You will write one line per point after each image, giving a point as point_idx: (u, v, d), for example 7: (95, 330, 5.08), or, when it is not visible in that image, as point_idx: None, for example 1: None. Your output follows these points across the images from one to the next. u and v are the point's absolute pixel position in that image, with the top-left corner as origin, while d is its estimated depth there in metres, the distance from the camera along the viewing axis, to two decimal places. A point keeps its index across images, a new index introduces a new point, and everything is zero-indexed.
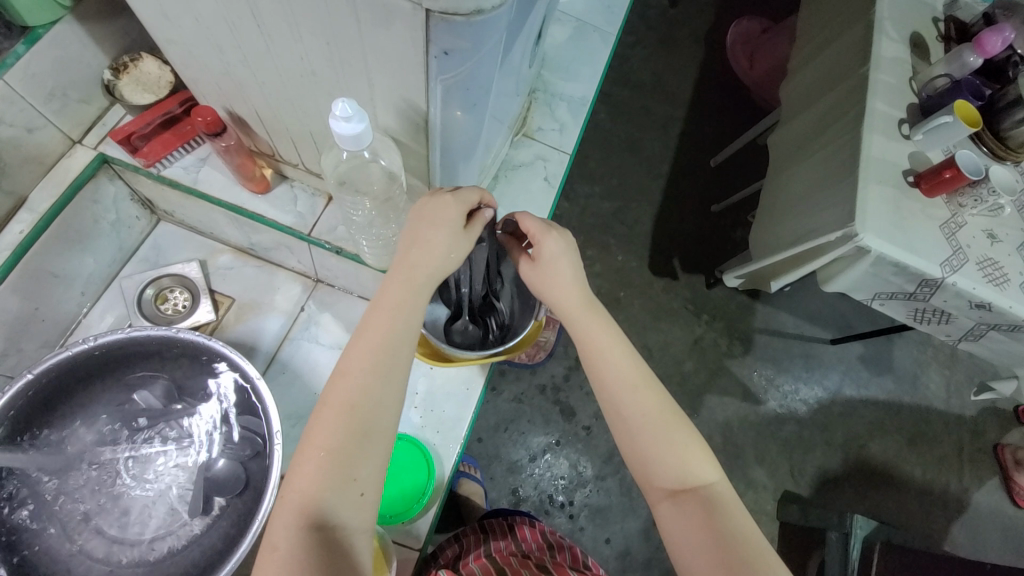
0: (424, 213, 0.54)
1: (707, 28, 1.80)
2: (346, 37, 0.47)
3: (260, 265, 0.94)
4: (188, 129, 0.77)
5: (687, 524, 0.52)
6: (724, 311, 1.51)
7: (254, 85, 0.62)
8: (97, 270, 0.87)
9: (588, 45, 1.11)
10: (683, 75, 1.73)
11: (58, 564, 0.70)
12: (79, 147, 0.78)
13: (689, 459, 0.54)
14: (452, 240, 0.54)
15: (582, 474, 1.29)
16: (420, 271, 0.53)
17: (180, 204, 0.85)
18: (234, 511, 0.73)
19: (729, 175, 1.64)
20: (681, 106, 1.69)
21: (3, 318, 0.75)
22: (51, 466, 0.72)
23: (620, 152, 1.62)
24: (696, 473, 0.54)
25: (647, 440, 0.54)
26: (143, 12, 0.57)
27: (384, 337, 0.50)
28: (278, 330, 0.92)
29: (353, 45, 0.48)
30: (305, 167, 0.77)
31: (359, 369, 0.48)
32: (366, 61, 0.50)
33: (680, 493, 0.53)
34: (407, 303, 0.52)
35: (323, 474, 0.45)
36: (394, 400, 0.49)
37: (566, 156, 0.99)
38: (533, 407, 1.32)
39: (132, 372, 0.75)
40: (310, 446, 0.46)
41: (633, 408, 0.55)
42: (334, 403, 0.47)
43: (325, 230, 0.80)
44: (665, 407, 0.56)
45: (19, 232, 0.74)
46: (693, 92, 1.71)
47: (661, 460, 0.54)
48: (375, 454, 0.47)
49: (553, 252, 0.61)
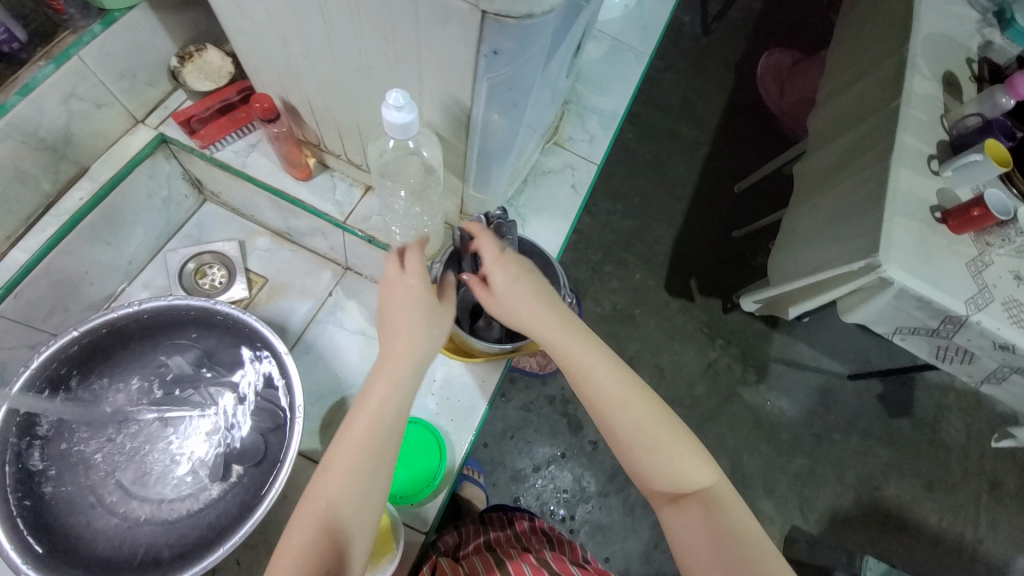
0: (400, 300, 0.56)
1: (739, 57, 1.84)
2: (404, 34, 0.51)
3: (294, 250, 0.96)
4: (242, 115, 0.82)
5: (689, 527, 0.55)
6: (739, 337, 1.51)
7: (310, 77, 0.66)
8: (144, 242, 0.92)
9: (622, 62, 1.12)
10: (711, 101, 1.76)
11: (80, 515, 0.71)
12: (141, 126, 0.84)
13: (686, 463, 0.56)
14: (430, 323, 0.56)
15: (585, 489, 1.29)
16: (403, 358, 0.54)
17: (226, 185, 0.89)
18: (249, 480, 0.74)
19: (752, 202, 1.66)
20: (708, 131, 1.72)
21: (55, 277, 0.80)
22: (82, 421, 0.75)
23: (644, 172, 1.65)
24: (693, 478, 0.56)
25: (643, 453, 0.56)
26: (218, 4, 0.62)
27: (369, 432, 0.51)
28: (305, 313, 0.93)
29: (410, 41, 0.52)
30: (347, 158, 0.81)
31: (346, 464, 0.50)
32: (420, 57, 0.54)
33: (680, 497, 0.56)
34: (392, 396, 0.53)
35: (307, 562, 0.47)
36: (377, 492, 0.51)
37: (594, 166, 1.00)
38: (541, 417, 1.34)
39: (167, 336, 0.78)
40: (290, 544, 0.48)
41: (628, 418, 0.56)
42: (316, 499, 0.49)
43: (359, 219, 0.84)
44: (658, 413, 0.57)
45: (79, 199, 0.80)
46: (721, 119, 1.74)
47: (657, 469, 0.56)
48: (355, 544, 0.50)
49: (509, 280, 0.61)
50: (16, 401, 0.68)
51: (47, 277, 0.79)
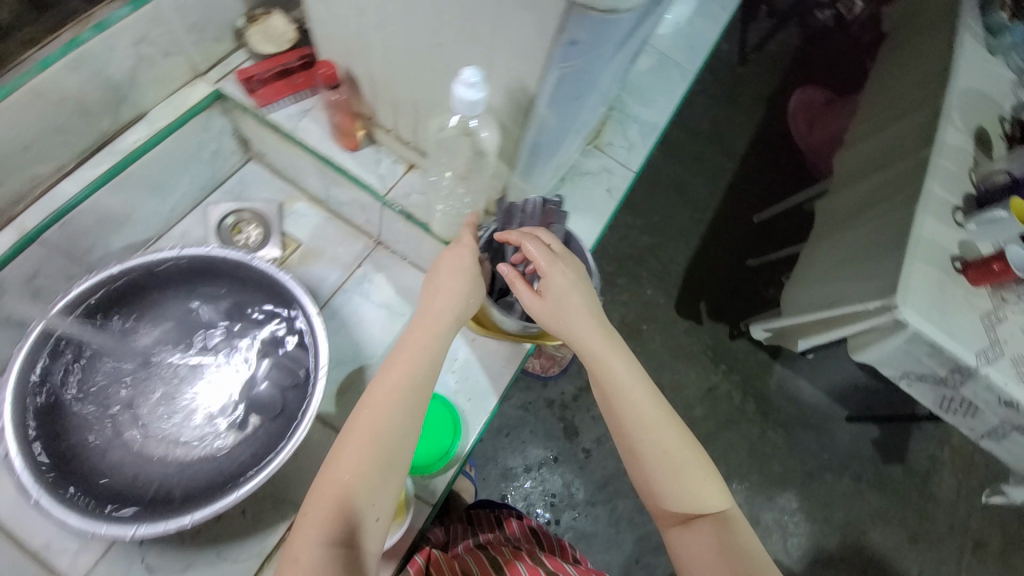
0: (449, 267, 0.65)
1: (771, 90, 1.85)
2: (483, 16, 0.53)
3: (328, 218, 0.97)
4: (299, 80, 0.85)
5: (698, 546, 0.59)
6: (742, 365, 1.52)
7: (379, 51, 0.69)
8: (188, 191, 0.93)
9: (668, 77, 1.11)
10: (741, 130, 1.79)
11: (96, 445, 0.71)
12: (201, 80, 0.87)
13: (703, 490, 0.60)
14: (470, 290, 0.65)
15: (573, 495, 1.30)
16: (440, 320, 0.63)
17: (274, 146, 0.91)
18: (265, 434, 0.75)
19: (770, 232, 1.68)
20: (734, 159, 1.74)
21: (104, 213, 0.82)
22: (110, 354, 0.76)
23: (666, 191, 1.67)
24: (709, 503, 0.60)
25: (663, 475, 0.60)
26: None
27: (401, 388, 0.59)
28: (333, 282, 0.94)
29: (487, 24, 0.54)
30: (397, 134, 0.83)
31: (381, 415, 0.58)
32: (496, 39, 0.55)
33: (692, 519, 0.60)
34: (424, 358, 0.61)
35: (342, 498, 0.54)
36: (406, 442, 0.58)
37: (631, 173, 0.98)
38: (538, 419, 1.35)
39: (201, 285, 0.80)
40: (328, 482, 0.55)
41: (653, 438, 0.61)
42: (353, 447, 0.56)
43: (399, 195, 0.85)
44: (680, 436, 0.62)
45: (134, 140, 0.83)
46: (748, 148, 1.76)
47: (675, 492, 0.60)
48: (388, 487, 0.57)
49: (563, 285, 0.64)
50: (56, 322, 0.71)
51: (96, 210, 0.81)
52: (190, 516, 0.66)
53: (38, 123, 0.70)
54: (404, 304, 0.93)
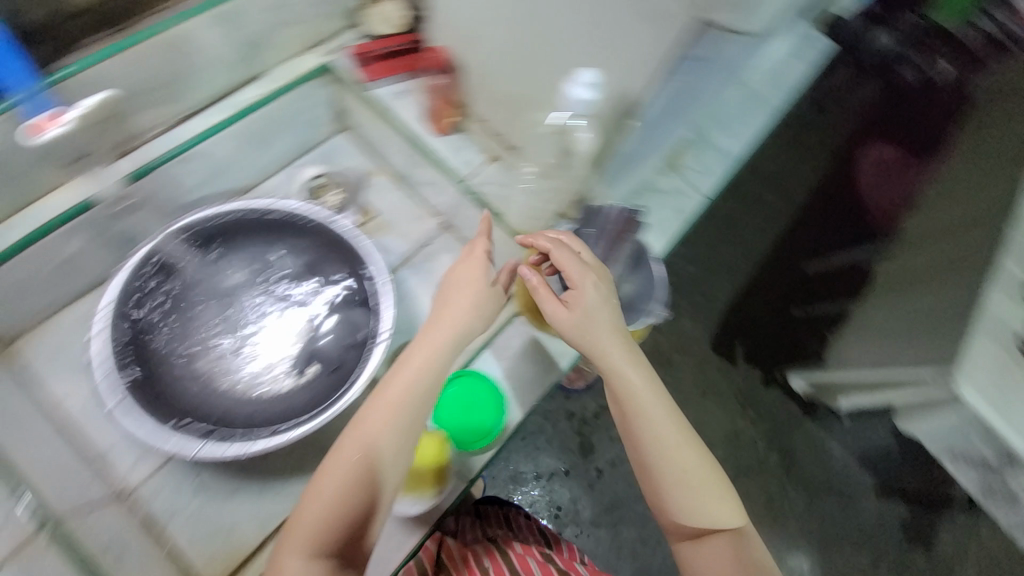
0: (457, 286, 0.73)
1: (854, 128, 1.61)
2: (615, 24, 0.57)
3: (406, 195, 1.03)
4: (406, 62, 0.90)
5: (710, 556, 0.65)
6: (771, 413, 1.49)
7: (495, 44, 0.73)
8: (285, 151, 0.97)
9: (746, 108, 1.04)
10: (811, 169, 1.62)
11: (172, 367, 0.77)
12: (309, 53, 0.91)
13: (717, 508, 0.65)
14: (476, 307, 0.72)
15: (579, 512, 1.30)
16: (441, 340, 0.70)
17: (368, 120, 0.97)
18: (321, 384, 0.78)
19: (827, 286, 1.50)
20: (799, 202, 1.59)
21: (212, 160, 0.85)
22: (196, 285, 0.82)
23: (717, 228, 1.61)
24: (723, 520, 0.65)
25: (680, 494, 0.64)
26: None
27: (396, 402, 0.66)
28: (399, 255, 0.99)
29: (616, 31, 0.57)
30: (488, 125, 0.87)
31: (377, 424, 0.65)
32: (622, 45, 0.58)
33: (704, 534, 0.65)
34: (422, 372, 0.68)
35: (338, 501, 0.62)
36: (399, 452, 0.65)
37: (703, 198, 0.98)
38: (555, 430, 1.35)
39: (285, 236, 0.86)
40: (327, 485, 0.63)
41: (673, 459, 0.64)
42: (351, 452, 0.64)
43: (477, 182, 0.87)
44: (698, 456, 0.66)
45: (250, 96, 0.86)
46: (815, 192, 1.59)
47: (693, 510, 0.64)
48: (380, 493, 0.64)
49: (594, 301, 0.66)
50: (169, 242, 0.80)
51: (209, 154, 0.84)
52: (249, 446, 0.71)
53: (191, 66, 0.78)
54: None
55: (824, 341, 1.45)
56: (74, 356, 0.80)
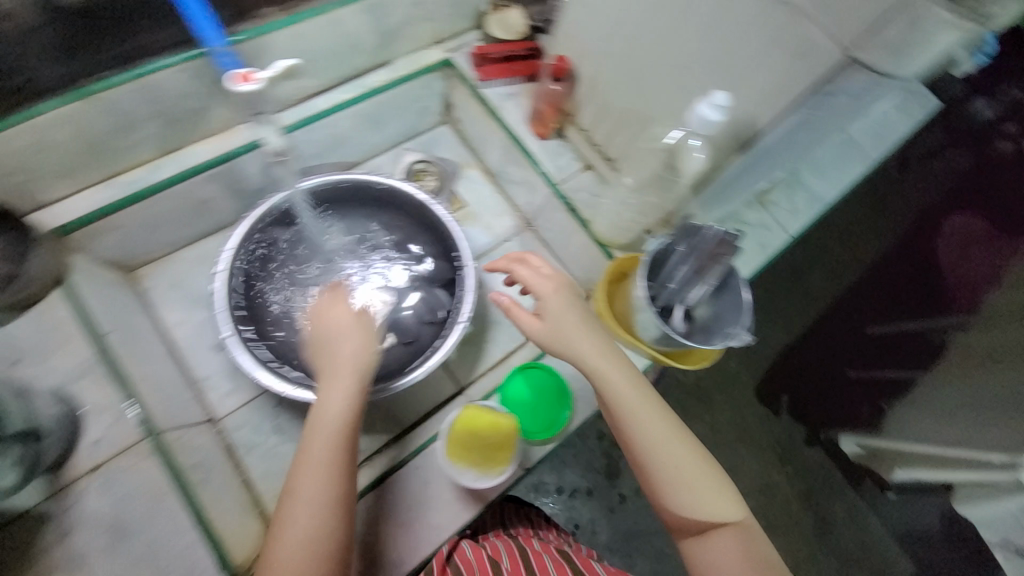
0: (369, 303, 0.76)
1: (938, 198, 1.56)
2: (761, 57, 0.58)
3: (494, 190, 1.08)
4: (518, 67, 0.96)
5: (723, 553, 0.62)
6: (809, 475, 1.44)
7: (619, 60, 0.75)
8: (393, 134, 1.04)
9: (844, 159, 1.01)
10: (881, 230, 1.56)
11: (271, 312, 0.84)
12: (436, 47, 0.97)
13: (718, 499, 0.63)
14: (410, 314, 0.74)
15: (596, 535, 1.28)
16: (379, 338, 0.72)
17: (474, 117, 1.02)
18: (397, 353, 0.84)
19: (881, 351, 1.44)
20: (865, 261, 1.54)
21: (332, 132, 0.92)
22: (301, 242, 0.88)
23: (776, 277, 1.53)
24: (725, 510, 0.63)
25: (680, 490, 0.62)
26: None
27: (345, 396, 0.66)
28: (484, 244, 1.04)
29: (758, 63, 0.58)
30: (590, 135, 0.91)
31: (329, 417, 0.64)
32: (762, 76, 0.59)
33: (709, 529, 0.63)
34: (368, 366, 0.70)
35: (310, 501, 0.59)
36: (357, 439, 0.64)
37: (787, 238, 0.98)
38: (585, 448, 1.33)
39: (385, 212, 0.92)
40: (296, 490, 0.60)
41: (667, 457, 0.62)
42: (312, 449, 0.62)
43: (571, 189, 0.91)
44: (692, 449, 0.64)
45: (377, 80, 0.93)
46: (884, 253, 1.54)
47: (695, 502, 0.62)
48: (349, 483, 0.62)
49: (563, 308, 0.68)
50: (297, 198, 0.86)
51: (334, 126, 0.91)
52: None
53: (335, 49, 0.84)
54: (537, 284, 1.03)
55: (881, 411, 1.39)
56: (189, 290, 0.89)
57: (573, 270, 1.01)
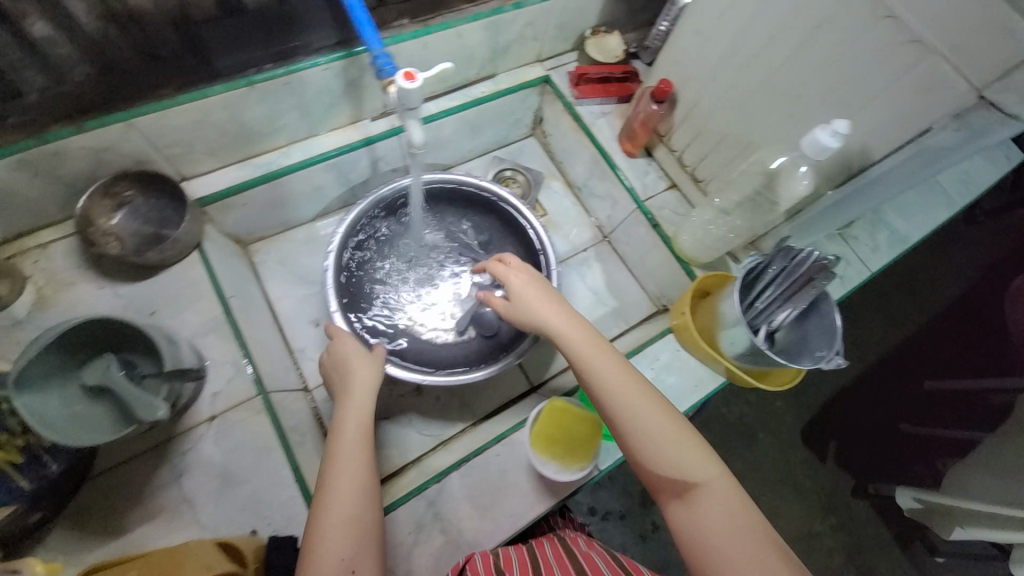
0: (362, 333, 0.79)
1: (996, 258, 1.56)
2: (882, 93, 0.60)
3: (575, 203, 1.13)
4: (612, 89, 1.01)
5: (700, 517, 0.54)
6: (856, 531, 1.35)
7: (725, 87, 0.79)
8: (485, 141, 1.10)
9: (925, 201, 1.03)
10: (938, 283, 1.55)
11: (365, 292, 0.89)
12: (537, 64, 1.04)
13: (690, 457, 0.57)
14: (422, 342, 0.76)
15: None
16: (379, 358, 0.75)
17: (564, 131, 1.07)
18: (478, 347, 0.88)
19: (937, 407, 1.40)
20: (925, 311, 1.52)
21: (436, 135, 1.00)
22: (398, 232, 0.94)
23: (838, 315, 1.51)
24: (697, 469, 0.56)
25: (646, 447, 0.57)
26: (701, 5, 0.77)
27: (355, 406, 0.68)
28: (562, 251, 1.08)
29: (878, 95, 0.61)
30: (681, 156, 0.94)
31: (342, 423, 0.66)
32: (879, 108, 0.61)
33: (687, 493, 0.55)
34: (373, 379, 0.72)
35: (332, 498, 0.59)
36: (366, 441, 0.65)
37: (867, 272, 0.96)
38: (625, 472, 1.30)
39: (475, 213, 0.97)
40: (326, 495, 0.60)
41: (630, 418, 0.59)
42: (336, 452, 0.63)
43: (655, 205, 0.95)
44: (661, 411, 0.59)
45: (481, 90, 0.99)
46: (942, 307, 1.52)
47: (663, 458, 0.57)
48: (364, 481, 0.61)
49: (522, 284, 0.71)
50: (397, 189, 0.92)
51: (439, 130, 0.99)
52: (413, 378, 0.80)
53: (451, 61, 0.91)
54: (610, 296, 1.06)
55: (937, 471, 1.32)
56: (291, 269, 0.97)
57: (646, 285, 1.04)
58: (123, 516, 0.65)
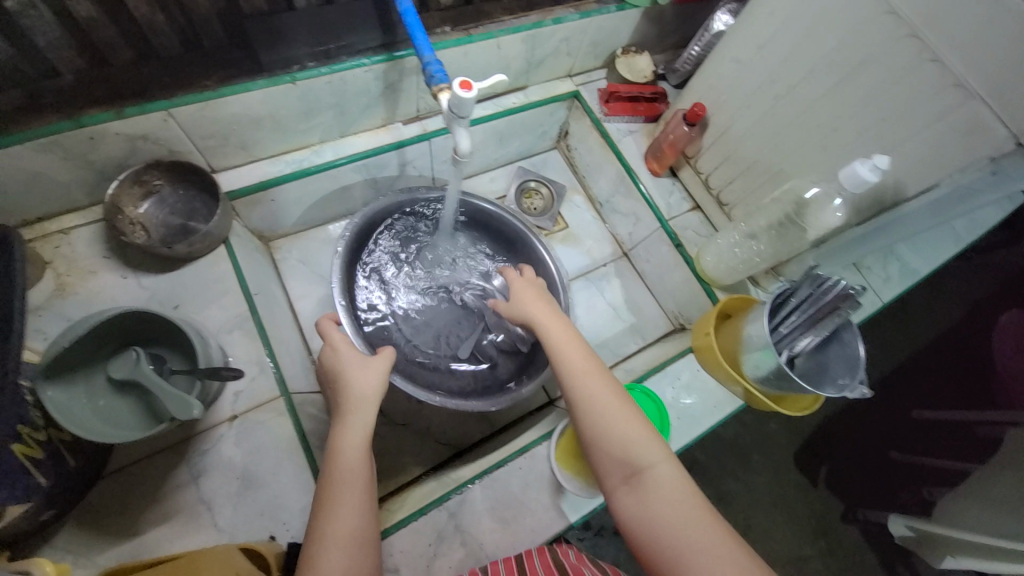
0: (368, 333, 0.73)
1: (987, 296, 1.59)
2: (921, 131, 0.62)
3: (596, 218, 1.14)
4: (641, 109, 1.03)
5: (640, 501, 0.52)
6: (844, 553, 1.36)
7: (759, 115, 0.81)
8: (509, 152, 1.11)
9: (937, 237, 1.06)
10: (932, 317, 1.60)
11: (373, 299, 0.88)
12: (568, 79, 1.05)
13: (639, 441, 0.56)
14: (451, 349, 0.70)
15: None
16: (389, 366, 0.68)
17: (590, 147, 1.08)
18: (476, 375, 0.88)
19: (929, 436, 1.41)
20: (920, 342, 1.56)
21: None
22: (413, 245, 0.94)
23: None
24: (643, 452, 0.55)
25: (596, 429, 0.57)
26: (740, 34, 0.79)
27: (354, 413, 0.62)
28: (581, 265, 1.09)
29: (916, 133, 0.63)
30: (706, 179, 0.96)
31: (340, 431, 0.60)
32: (915, 145, 0.64)
33: (632, 477, 0.54)
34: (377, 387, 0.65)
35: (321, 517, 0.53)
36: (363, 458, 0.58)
37: (880, 303, 0.99)
38: None
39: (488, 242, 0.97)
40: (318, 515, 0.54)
41: (585, 401, 0.59)
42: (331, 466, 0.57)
43: (678, 226, 0.96)
44: (618, 397, 0.59)
45: (512, 101, 0.99)
46: (935, 339, 1.56)
47: (610, 438, 0.56)
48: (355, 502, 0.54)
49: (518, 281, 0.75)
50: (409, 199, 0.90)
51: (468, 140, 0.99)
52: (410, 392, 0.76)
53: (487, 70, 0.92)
54: (628, 311, 1.07)
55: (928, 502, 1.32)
56: (312, 268, 0.96)
57: (665, 303, 1.05)
58: (137, 515, 0.62)
